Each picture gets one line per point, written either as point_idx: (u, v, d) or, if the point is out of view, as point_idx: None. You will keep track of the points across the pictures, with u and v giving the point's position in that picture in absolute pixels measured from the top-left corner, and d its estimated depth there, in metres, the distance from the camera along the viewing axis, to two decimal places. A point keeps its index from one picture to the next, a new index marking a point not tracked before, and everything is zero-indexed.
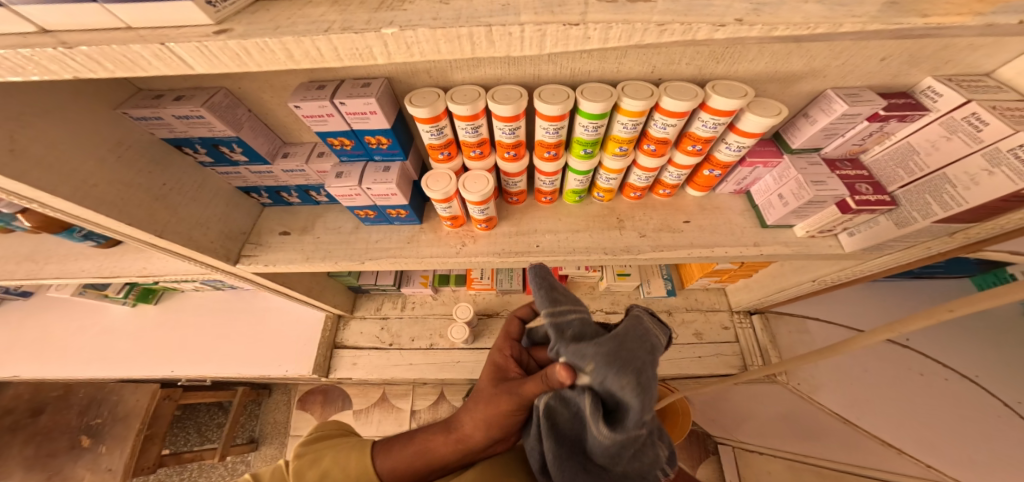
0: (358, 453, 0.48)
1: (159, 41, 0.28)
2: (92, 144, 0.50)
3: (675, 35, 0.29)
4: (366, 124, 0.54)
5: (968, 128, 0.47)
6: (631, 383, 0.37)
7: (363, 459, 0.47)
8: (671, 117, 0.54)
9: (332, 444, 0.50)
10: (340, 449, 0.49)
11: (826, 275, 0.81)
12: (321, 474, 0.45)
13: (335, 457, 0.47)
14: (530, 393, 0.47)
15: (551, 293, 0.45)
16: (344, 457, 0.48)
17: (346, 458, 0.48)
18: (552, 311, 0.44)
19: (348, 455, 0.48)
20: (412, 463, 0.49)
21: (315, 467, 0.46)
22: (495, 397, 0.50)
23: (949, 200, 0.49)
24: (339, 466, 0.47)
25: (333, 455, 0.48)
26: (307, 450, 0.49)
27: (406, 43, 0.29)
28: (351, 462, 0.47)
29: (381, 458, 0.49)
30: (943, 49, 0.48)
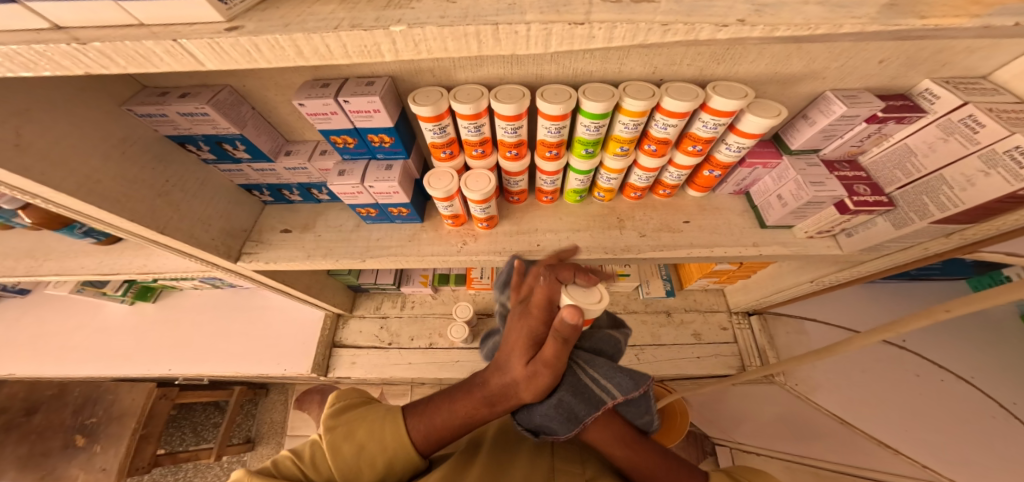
0: (389, 426, 0.47)
1: (171, 37, 0.28)
2: (96, 140, 0.50)
3: (678, 35, 0.29)
4: (369, 122, 0.54)
5: (965, 130, 0.47)
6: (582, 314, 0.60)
7: (395, 430, 0.47)
8: (672, 117, 0.55)
9: (363, 413, 0.49)
10: (370, 420, 0.48)
11: (825, 275, 0.82)
12: (357, 448, 0.46)
13: (368, 429, 0.47)
14: (553, 357, 0.42)
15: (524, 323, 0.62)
16: (376, 429, 0.47)
17: (378, 429, 0.47)
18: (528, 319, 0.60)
19: (379, 426, 0.47)
20: (454, 428, 0.47)
21: (352, 441, 0.46)
22: (533, 376, 0.43)
23: (947, 201, 0.50)
24: (374, 439, 0.46)
25: (365, 427, 0.47)
26: (339, 422, 0.48)
27: (413, 40, 0.29)
28: (384, 435, 0.46)
29: (415, 427, 0.47)
30: (940, 52, 0.49)
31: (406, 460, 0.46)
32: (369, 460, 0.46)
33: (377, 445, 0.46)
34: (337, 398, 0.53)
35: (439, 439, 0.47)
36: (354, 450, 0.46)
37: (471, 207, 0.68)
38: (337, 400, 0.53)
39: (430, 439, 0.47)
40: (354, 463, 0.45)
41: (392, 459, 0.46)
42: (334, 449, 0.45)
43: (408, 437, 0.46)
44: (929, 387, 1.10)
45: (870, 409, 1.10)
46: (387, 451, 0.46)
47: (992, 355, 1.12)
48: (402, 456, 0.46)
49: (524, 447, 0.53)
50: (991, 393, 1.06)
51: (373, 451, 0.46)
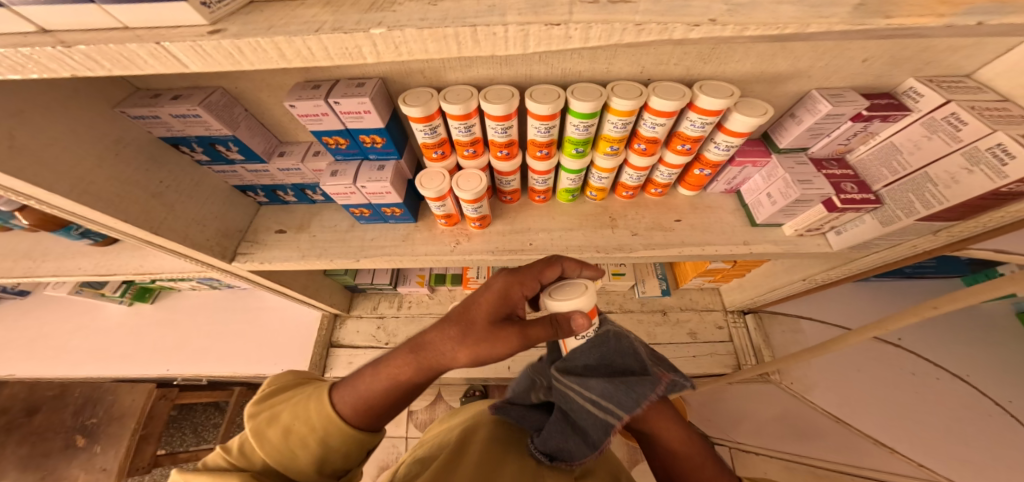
0: (316, 404, 0.40)
1: (155, 40, 0.29)
2: (89, 141, 0.51)
3: (652, 34, 0.29)
4: (360, 123, 0.55)
5: (948, 128, 0.48)
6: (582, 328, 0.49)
7: (322, 407, 0.39)
8: (660, 116, 0.56)
9: (287, 396, 0.42)
10: (294, 400, 0.41)
11: (817, 273, 0.82)
12: (283, 433, 0.39)
13: (293, 412, 0.40)
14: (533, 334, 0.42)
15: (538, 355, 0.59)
16: (301, 409, 0.40)
17: (304, 410, 0.40)
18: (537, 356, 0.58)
19: (304, 406, 0.40)
20: (380, 389, 0.41)
21: (275, 429, 0.39)
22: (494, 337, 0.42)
23: (931, 198, 0.50)
24: (302, 421, 0.39)
25: (290, 409, 0.40)
26: (262, 409, 0.41)
27: (394, 42, 0.30)
28: (309, 415, 0.39)
29: (347, 390, 0.41)
30: (922, 51, 0.49)
31: (344, 439, 0.40)
32: (300, 446, 0.39)
33: (305, 427, 0.39)
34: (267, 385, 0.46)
35: (365, 404, 0.40)
36: (279, 439, 0.39)
37: (463, 206, 0.68)
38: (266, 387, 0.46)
39: (358, 402, 0.40)
40: (284, 451, 0.39)
41: (329, 440, 0.39)
42: (260, 440, 0.39)
43: (338, 415, 0.40)
44: (925, 385, 1.11)
45: (866, 408, 1.10)
46: (317, 434, 0.39)
47: (987, 354, 1.12)
48: (337, 436, 0.39)
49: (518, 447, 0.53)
50: (986, 391, 1.08)
51: (303, 434, 0.39)
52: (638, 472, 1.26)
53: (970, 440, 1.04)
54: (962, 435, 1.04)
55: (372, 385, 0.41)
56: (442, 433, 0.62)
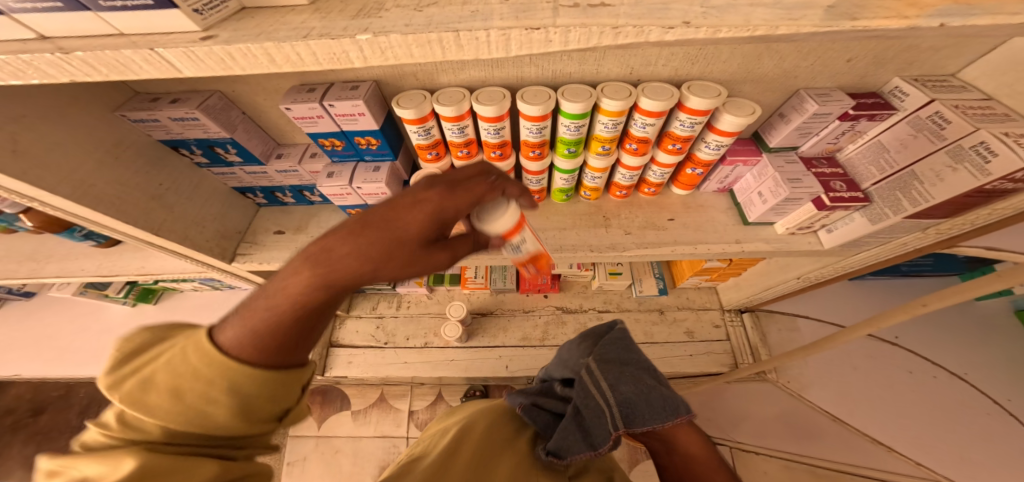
0: (208, 351, 0.29)
1: (149, 46, 0.30)
2: (89, 145, 0.52)
3: (629, 37, 0.30)
4: (355, 125, 0.56)
5: (933, 127, 0.49)
6: (616, 343, 0.59)
7: (212, 353, 0.29)
8: (649, 116, 0.56)
9: (152, 356, 0.29)
10: (170, 353, 0.29)
11: (810, 271, 0.82)
12: (170, 395, 0.28)
13: (173, 369, 0.28)
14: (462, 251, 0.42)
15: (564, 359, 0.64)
16: (185, 363, 0.29)
17: (190, 362, 0.29)
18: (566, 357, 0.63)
19: (187, 357, 0.29)
20: (274, 327, 0.30)
21: (157, 394, 0.28)
22: (429, 256, 0.37)
23: (919, 196, 0.50)
24: (192, 375, 0.28)
25: (168, 368, 0.28)
26: (125, 376, 0.29)
27: (380, 48, 0.31)
28: (200, 365, 0.28)
29: (231, 326, 0.30)
30: (905, 51, 0.51)
31: (267, 381, 0.30)
32: (206, 403, 0.28)
33: (201, 380, 0.28)
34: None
35: (256, 340, 0.30)
36: (169, 403, 0.28)
37: None
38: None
39: (246, 337, 0.30)
40: (184, 414, 0.28)
41: (241, 387, 0.29)
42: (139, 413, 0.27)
43: (238, 357, 0.30)
44: (923, 384, 1.11)
45: (864, 407, 1.10)
46: (225, 384, 0.29)
47: (986, 352, 1.12)
48: (250, 381, 0.29)
49: (514, 444, 0.53)
50: (984, 390, 1.08)
51: (200, 390, 0.28)
52: (637, 473, 1.26)
53: (969, 439, 1.04)
54: (961, 434, 1.04)
55: (258, 315, 0.30)
56: (438, 431, 0.63)
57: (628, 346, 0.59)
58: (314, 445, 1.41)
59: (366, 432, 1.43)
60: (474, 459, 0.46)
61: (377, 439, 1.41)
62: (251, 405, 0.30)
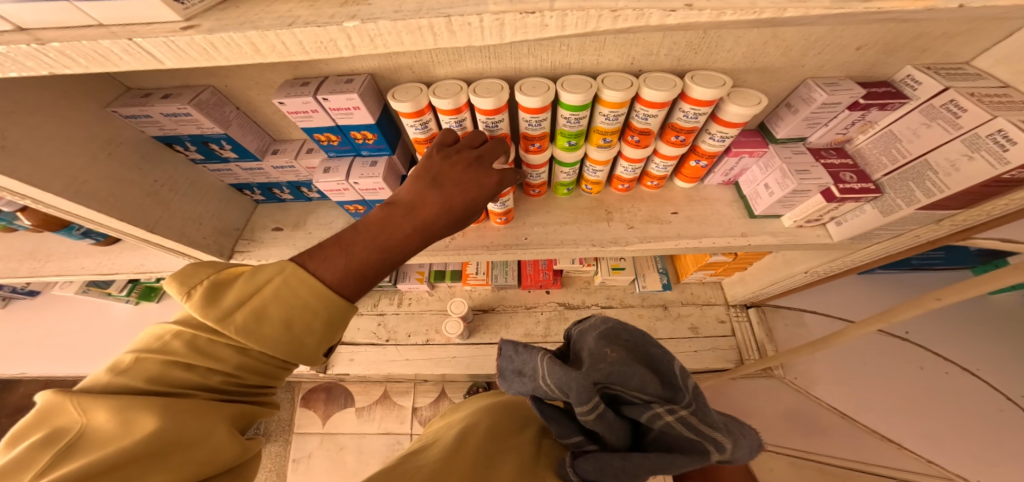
0: (312, 289, 0.33)
1: (128, 36, 0.29)
2: (81, 141, 0.52)
3: (629, 21, 0.29)
4: (350, 119, 0.55)
5: (947, 115, 0.47)
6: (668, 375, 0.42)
7: (323, 292, 0.33)
8: (651, 107, 0.55)
9: (255, 288, 0.32)
10: (274, 289, 0.32)
11: (817, 266, 0.81)
12: (283, 326, 0.32)
13: (285, 302, 0.32)
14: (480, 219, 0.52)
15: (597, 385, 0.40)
16: (294, 298, 0.32)
17: (298, 298, 0.32)
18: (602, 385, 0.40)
19: (297, 291, 0.32)
20: (372, 261, 0.37)
21: (269, 323, 0.31)
22: (472, 218, 0.47)
23: (932, 186, 0.49)
24: (301, 307, 0.33)
25: (279, 300, 0.32)
26: (230, 309, 0.31)
27: (369, 36, 0.30)
28: (310, 299, 0.33)
29: (323, 258, 0.35)
30: (917, 38, 0.49)
31: (344, 320, 0.36)
32: (304, 334, 0.33)
33: (309, 312, 0.33)
34: (184, 289, 0.31)
35: (350, 269, 0.35)
36: (278, 333, 0.32)
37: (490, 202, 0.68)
38: (186, 291, 0.31)
39: (342, 266, 0.35)
40: (289, 343, 0.32)
41: (336, 323, 0.35)
42: (248, 341, 0.30)
43: (337, 290, 0.35)
44: (935, 380, 1.09)
45: (873, 403, 1.08)
46: (326, 316, 0.34)
47: (1000, 347, 1.10)
48: (342, 313, 0.35)
49: (521, 437, 0.52)
50: (997, 386, 1.06)
51: (307, 324, 0.33)
52: None
53: (982, 436, 1.02)
54: (974, 431, 1.02)
55: (353, 250, 0.36)
56: (444, 425, 0.63)
57: (644, 370, 0.41)
58: (319, 442, 1.42)
59: (370, 429, 1.44)
60: (483, 452, 0.46)
61: (381, 436, 1.42)
62: (330, 341, 0.35)
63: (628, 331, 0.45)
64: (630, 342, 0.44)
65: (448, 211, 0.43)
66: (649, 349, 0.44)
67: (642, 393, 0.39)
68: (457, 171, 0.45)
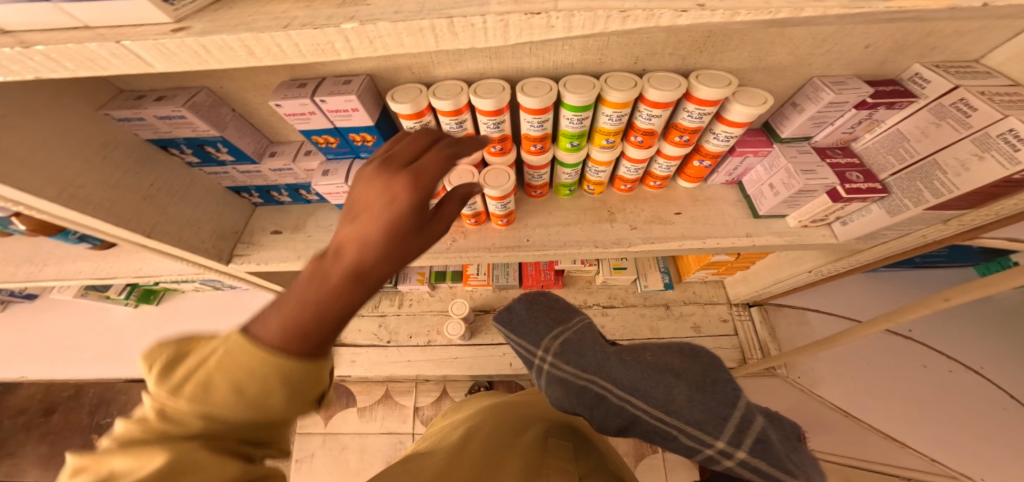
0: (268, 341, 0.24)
1: (116, 39, 0.28)
2: (74, 145, 0.50)
3: (639, 21, 0.28)
4: (349, 121, 0.54)
5: (957, 114, 0.46)
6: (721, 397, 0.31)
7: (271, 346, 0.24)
8: (656, 107, 0.54)
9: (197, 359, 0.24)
10: (221, 353, 0.24)
11: (823, 265, 0.80)
12: (233, 392, 0.23)
13: (226, 369, 0.23)
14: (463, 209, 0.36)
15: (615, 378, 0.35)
16: (235, 361, 0.23)
17: (240, 359, 0.23)
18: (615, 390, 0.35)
19: (242, 354, 0.23)
20: (314, 308, 0.24)
21: (216, 394, 0.23)
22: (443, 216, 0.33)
23: (941, 186, 0.49)
24: (246, 371, 0.23)
25: (219, 368, 0.23)
26: (171, 383, 0.23)
27: (368, 37, 0.29)
28: (253, 361, 0.23)
29: (263, 316, 0.25)
30: (927, 36, 0.48)
31: (317, 372, 0.25)
32: (267, 394, 0.23)
33: (257, 373, 0.23)
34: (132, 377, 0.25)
35: (288, 327, 0.24)
36: (232, 401, 0.23)
37: (490, 204, 0.67)
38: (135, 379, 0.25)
39: (277, 323, 0.24)
40: (250, 406, 0.23)
41: (303, 377, 0.25)
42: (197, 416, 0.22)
43: (285, 351, 0.24)
44: (939, 378, 1.08)
45: (876, 402, 1.08)
46: (286, 374, 0.24)
47: (1004, 345, 1.10)
48: (305, 372, 0.24)
49: (522, 438, 0.51)
50: (1000, 383, 1.06)
51: (264, 384, 0.23)
52: (643, 467, 1.26)
53: (985, 434, 1.02)
54: (976, 430, 1.02)
55: (286, 301, 0.24)
56: (443, 428, 0.63)
57: (677, 384, 0.32)
58: (321, 443, 1.42)
59: (372, 429, 1.43)
60: (484, 453, 0.45)
61: (383, 435, 1.41)
62: (312, 391, 0.25)
63: (703, 352, 0.34)
64: (694, 360, 0.33)
65: (408, 208, 0.29)
66: (718, 374, 0.32)
67: (666, 407, 0.32)
68: (405, 157, 0.32)
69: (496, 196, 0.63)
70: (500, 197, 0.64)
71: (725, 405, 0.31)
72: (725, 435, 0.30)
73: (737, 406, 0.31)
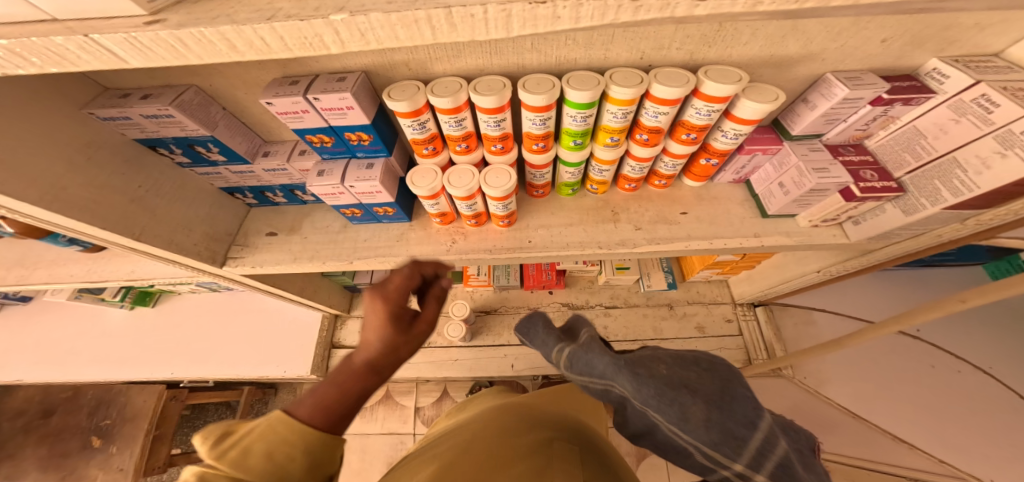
0: (309, 423, 0.29)
1: (84, 32, 0.26)
2: (56, 144, 0.48)
3: (652, 11, 0.26)
4: (344, 120, 0.52)
5: (978, 110, 0.44)
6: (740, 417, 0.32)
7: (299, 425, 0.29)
8: (663, 104, 0.52)
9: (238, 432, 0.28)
10: (263, 427, 0.28)
11: (833, 265, 0.78)
12: (268, 458, 0.26)
13: (269, 438, 0.27)
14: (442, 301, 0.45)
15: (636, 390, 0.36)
16: (278, 433, 0.28)
17: (281, 432, 0.28)
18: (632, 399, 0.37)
19: (288, 430, 0.28)
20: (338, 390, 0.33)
21: (252, 461, 0.26)
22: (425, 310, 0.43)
23: (960, 185, 0.47)
24: (283, 444, 0.27)
25: (264, 438, 0.27)
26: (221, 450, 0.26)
27: (359, 29, 0.27)
28: (290, 431, 0.28)
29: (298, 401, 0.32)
30: (947, 29, 0.46)
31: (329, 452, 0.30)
32: (295, 463, 0.27)
33: (289, 445, 0.28)
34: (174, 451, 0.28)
35: (319, 404, 0.31)
36: (265, 469, 0.26)
37: (490, 204, 0.65)
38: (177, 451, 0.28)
39: (311, 402, 0.31)
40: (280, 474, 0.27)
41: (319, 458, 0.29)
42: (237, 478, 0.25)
43: (314, 425, 0.30)
44: (947, 378, 1.07)
45: (883, 402, 1.06)
46: (310, 451, 0.28)
47: (1013, 345, 1.08)
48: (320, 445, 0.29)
49: (526, 437, 0.50)
50: (1009, 384, 1.05)
51: (292, 456, 0.27)
52: (646, 468, 1.25)
53: (994, 436, 1.00)
54: (986, 431, 1.01)
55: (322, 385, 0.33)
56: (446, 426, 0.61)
57: (692, 398, 0.33)
58: None
59: (372, 430, 1.42)
60: (490, 455, 0.44)
61: (384, 436, 1.40)
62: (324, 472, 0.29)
63: (709, 361, 0.37)
64: (713, 376, 0.35)
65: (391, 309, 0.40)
66: (735, 390, 0.34)
67: (683, 422, 0.33)
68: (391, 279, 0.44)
69: (497, 196, 0.60)
70: (503, 197, 0.61)
71: (744, 425, 0.32)
72: (743, 457, 0.31)
73: (758, 428, 0.32)
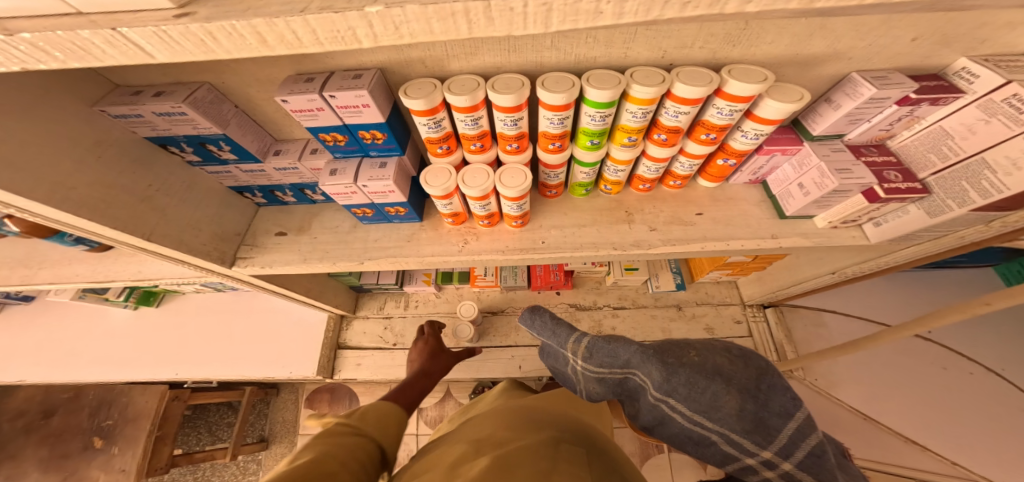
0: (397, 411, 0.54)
1: (110, 25, 0.25)
2: (66, 143, 0.47)
3: (700, 7, 0.25)
4: (359, 118, 0.51)
5: (1008, 110, 0.43)
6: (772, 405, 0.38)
7: (387, 405, 0.53)
8: (684, 104, 0.51)
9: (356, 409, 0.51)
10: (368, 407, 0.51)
11: (848, 267, 0.77)
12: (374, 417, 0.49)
13: (374, 409, 0.51)
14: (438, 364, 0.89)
15: (661, 377, 0.43)
16: (378, 406, 0.52)
17: (380, 407, 0.52)
18: (658, 389, 0.43)
19: (384, 407, 0.52)
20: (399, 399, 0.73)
21: (366, 417, 0.49)
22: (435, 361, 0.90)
23: (990, 187, 0.46)
24: (381, 410, 0.51)
25: (371, 410, 0.51)
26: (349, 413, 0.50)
27: (393, 22, 0.26)
28: (384, 406, 0.52)
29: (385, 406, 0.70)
30: (979, 28, 0.45)
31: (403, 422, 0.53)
32: (387, 421, 0.50)
33: (386, 411, 0.51)
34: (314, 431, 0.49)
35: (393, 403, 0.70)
36: (374, 419, 0.49)
37: (504, 204, 0.64)
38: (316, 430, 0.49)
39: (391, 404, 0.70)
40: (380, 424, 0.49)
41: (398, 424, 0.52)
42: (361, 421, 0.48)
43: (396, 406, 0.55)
44: (959, 380, 1.06)
45: (894, 403, 1.06)
46: (395, 416, 0.52)
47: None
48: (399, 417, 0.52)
49: (542, 435, 0.49)
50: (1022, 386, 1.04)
51: (387, 419, 0.50)
52: (652, 470, 1.24)
53: (1009, 438, 1.00)
54: (1000, 433, 1.00)
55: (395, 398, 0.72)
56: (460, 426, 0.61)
57: (722, 387, 0.39)
58: None
59: None
60: (513, 455, 0.43)
61: None
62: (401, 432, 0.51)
63: (743, 351, 0.42)
64: (748, 364, 0.41)
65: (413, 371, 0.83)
66: (771, 380, 0.39)
67: (715, 409, 0.39)
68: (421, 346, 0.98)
69: (513, 196, 0.59)
70: (519, 197, 0.60)
71: (778, 416, 0.37)
72: (772, 445, 0.37)
73: (793, 417, 0.37)
